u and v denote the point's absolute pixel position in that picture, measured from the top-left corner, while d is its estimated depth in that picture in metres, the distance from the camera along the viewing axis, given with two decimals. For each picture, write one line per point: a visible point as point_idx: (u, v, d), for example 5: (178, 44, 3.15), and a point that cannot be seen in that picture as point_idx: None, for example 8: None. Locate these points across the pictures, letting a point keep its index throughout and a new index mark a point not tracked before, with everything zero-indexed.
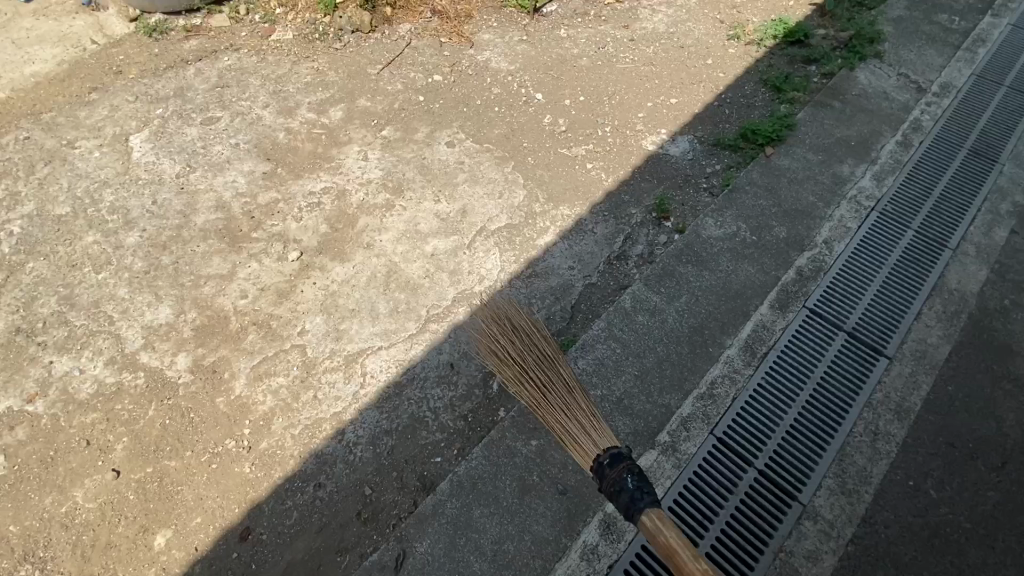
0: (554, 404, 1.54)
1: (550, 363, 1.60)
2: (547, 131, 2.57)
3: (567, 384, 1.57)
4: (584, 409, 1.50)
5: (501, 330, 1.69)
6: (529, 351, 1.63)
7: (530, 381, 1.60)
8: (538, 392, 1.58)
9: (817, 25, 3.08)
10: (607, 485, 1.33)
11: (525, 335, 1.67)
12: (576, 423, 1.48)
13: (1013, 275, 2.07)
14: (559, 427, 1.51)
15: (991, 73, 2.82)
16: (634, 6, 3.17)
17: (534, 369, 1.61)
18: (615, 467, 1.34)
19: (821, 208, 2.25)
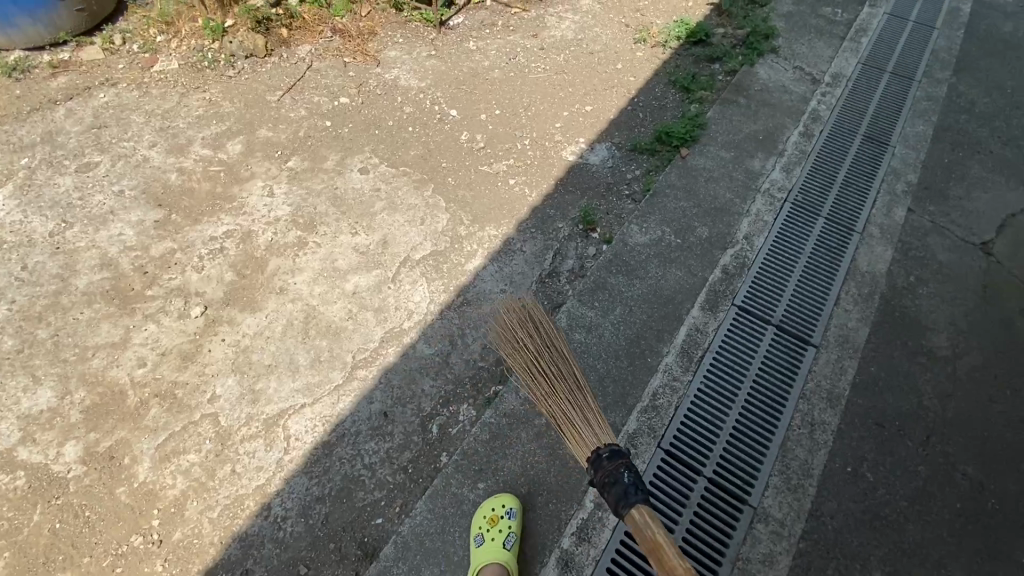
0: (561, 397, 1.55)
1: (565, 362, 1.63)
2: (465, 149, 2.49)
3: (577, 382, 1.59)
4: (590, 407, 1.52)
5: (521, 323, 1.72)
6: (547, 348, 1.66)
7: (542, 374, 1.62)
8: (546, 385, 1.60)
9: (716, 24, 3.18)
10: (603, 475, 1.32)
11: (545, 331, 1.69)
12: (580, 417, 1.49)
13: (914, 251, 2.21)
14: (562, 418, 1.52)
15: (874, 60, 3.01)
16: (540, 15, 3.15)
17: (548, 363, 1.63)
18: (613, 461, 1.34)
19: (738, 204, 2.32)
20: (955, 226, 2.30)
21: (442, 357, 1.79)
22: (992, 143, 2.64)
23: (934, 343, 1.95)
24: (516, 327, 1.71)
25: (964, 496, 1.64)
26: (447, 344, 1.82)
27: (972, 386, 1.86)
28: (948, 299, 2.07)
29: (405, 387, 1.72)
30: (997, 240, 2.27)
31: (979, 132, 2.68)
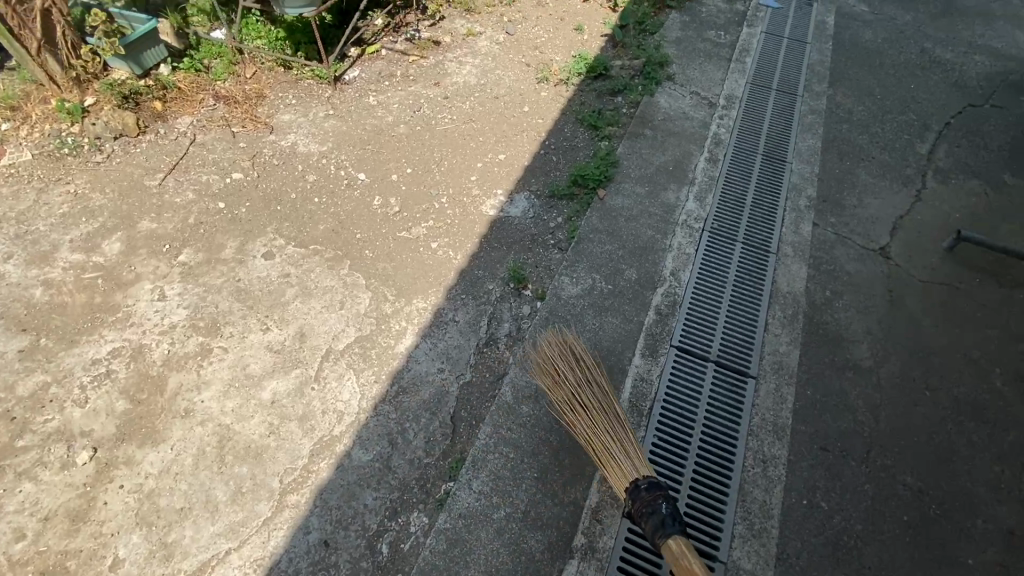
0: (601, 429, 1.60)
1: (604, 394, 1.69)
2: (379, 214, 2.34)
3: (616, 415, 1.64)
4: (630, 440, 1.58)
5: (561, 355, 1.76)
6: (587, 381, 1.70)
7: (581, 405, 1.66)
8: (584, 416, 1.64)
9: (612, 58, 3.28)
10: (642, 505, 1.42)
11: (584, 364, 1.74)
12: (620, 449, 1.56)
13: (825, 265, 2.33)
14: (600, 448, 1.58)
15: (760, 79, 3.20)
16: (440, 61, 3.09)
17: (588, 395, 1.67)
18: (651, 492, 1.44)
19: (660, 239, 2.37)
20: (856, 234, 2.46)
21: (383, 462, 1.64)
22: (873, 149, 2.86)
23: (857, 355, 2.06)
24: (557, 358, 1.74)
25: (909, 507, 1.72)
26: (386, 445, 1.67)
27: (897, 393, 1.97)
28: (862, 308, 2.19)
29: (345, 505, 1.56)
30: (893, 243, 2.45)
31: (860, 140, 2.90)
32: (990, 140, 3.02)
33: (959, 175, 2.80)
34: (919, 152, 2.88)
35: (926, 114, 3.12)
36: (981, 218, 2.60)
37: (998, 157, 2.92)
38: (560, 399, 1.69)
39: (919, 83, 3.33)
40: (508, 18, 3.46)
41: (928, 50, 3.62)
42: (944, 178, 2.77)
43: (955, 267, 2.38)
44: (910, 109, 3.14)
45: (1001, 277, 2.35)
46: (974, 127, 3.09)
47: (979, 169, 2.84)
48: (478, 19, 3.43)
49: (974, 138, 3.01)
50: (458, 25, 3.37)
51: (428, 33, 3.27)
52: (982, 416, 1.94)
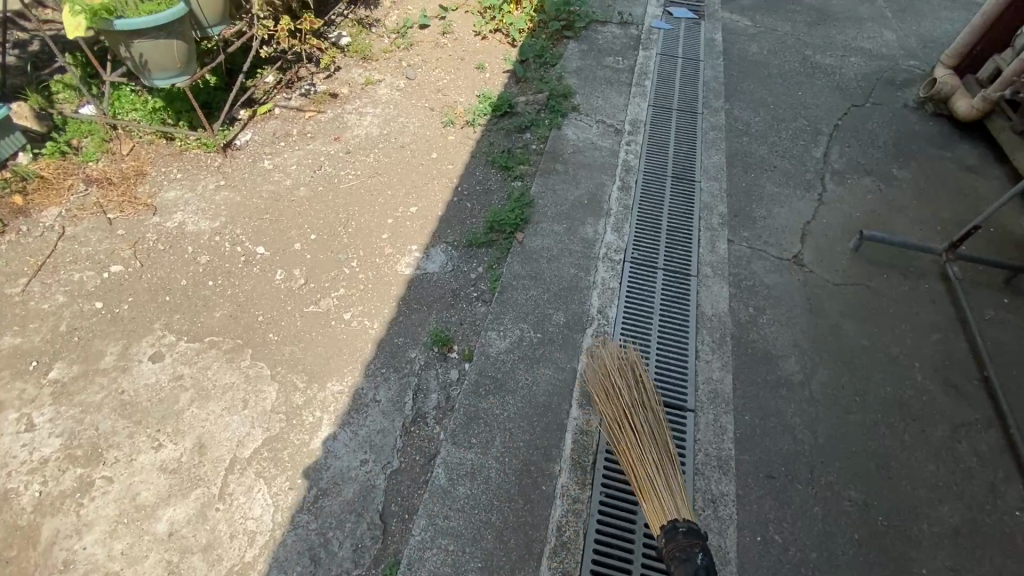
0: (647, 457, 1.60)
1: (656, 423, 1.69)
2: (284, 290, 2.16)
3: (664, 447, 1.64)
4: (675, 477, 1.57)
5: (620, 373, 1.78)
6: (644, 409, 1.70)
7: (630, 427, 1.67)
8: (632, 439, 1.64)
9: (517, 94, 3.27)
10: (676, 548, 1.37)
11: (641, 386, 1.76)
12: (663, 482, 1.55)
13: (744, 281, 2.37)
14: (642, 476, 1.57)
15: (661, 101, 3.29)
16: (339, 114, 2.95)
17: (639, 419, 1.68)
18: (688, 537, 1.38)
19: (583, 277, 2.33)
20: (769, 246, 2.53)
21: None
22: (773, 158, 2.98)
23: (788, 370, 2.07)
24: (617, 379, 1.76)
25: (858, 524, 1.71)
26: (308, 563, 1.50)
27: (830, 404, 1.99)
28: (785, 321, 2.23)
29: None
30: (805, 249, 2.52)
31: (761, 151, 3.01)
32: (876, 137, 3.21)
33: (854, 174, 2.94)
34: (815, 156, 3.02)
35: (816, 118, 3.29)
36: (879, 214, 2.73)
37: (885, 152, 3.11)
38: (612, 420, 1.70)
39: (806, 89, 3.53)
40: (406, 63, 3.39)
41: (809, 56, 3.85)
42: (841, 179, 2.91)
43: (864, 266, 2.47)
44: (801, 115, 3.30)
45: (906, 270, 2.46)
46: (859, 126, 3.29)
47: (871, 166, 3.01)
48: (376, 67, 3.33)
49: (862, 137, 3.20)
50: (355, 74, 3.26)
51: (325, 86, 3.13)
52: (909, 413, 1.99)
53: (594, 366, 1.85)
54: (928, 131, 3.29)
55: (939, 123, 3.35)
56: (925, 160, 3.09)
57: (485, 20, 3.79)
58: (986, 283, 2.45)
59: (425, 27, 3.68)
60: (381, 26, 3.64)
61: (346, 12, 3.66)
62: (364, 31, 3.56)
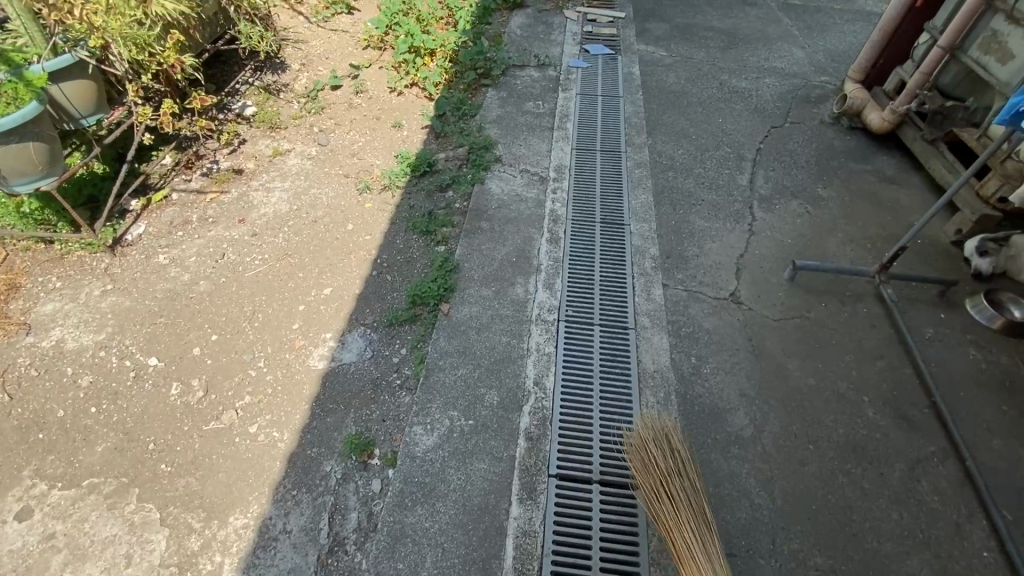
0: (686, 526, 1.58)
1: (695, 490, 1.67)
2: (180, 407, 1.92)
3: (703, 515, 1.62)
4: (715, 546, 1.55)
5: (655, 440, 1.77)
6: (679, 474, 1.69)
7: (668, 495, 1.65)
8: (670, 508, 1.63)
9: (437, 151, 3.15)
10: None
11: (678, 452, 1.74)
12: (703, 551, 1.54)
13: (683, 327, 2.27)
14: (681, 544, 1.56)
15: (584, 143, 3.26)
16: (244, 192, 2.76)
17: (677, 487, 1.66)
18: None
19: (516, 344, 2.16)
20: (705, 287, 2.44)
21: None
22: (700, 192, 2.94)
23: (737, 425, 1.95)
24: (651, 445, 1.76)
25: None
26: None
27: (784, 457, 1.87)
28: (729, 368, 2.12)
29: None
30: (741, 286, 2.45)
31: (687, 185, 2.98)
32: (798, 158, 3.23)
33: (781, 199, 2.93)
34: (741, 185, 3.00)
35: (739, 144, 3.30)
36: (810, 238, 2.71)
37: (808, 172, 3.12)
38: (649, 488, 1.69)
39: (726, 115, 3.55)
40: (317, 129, 3.23)
41: (725, 81, 3.90)
42: (769, 206, 2.89)
43: (801, 296, 2.41)
44: (724, 142, 3.30)
45: (842, 295, 2.42)
46: (781, 148, 3.30)
47: (796, 188, 3.00)
48: (285, 136, 3.16)
49: (784, 159, 3.21)
50: (262, 145, 3.08)
51: (229, 162, 2.94)
52: (866, 456, 1.89)
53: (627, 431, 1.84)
54: (847, 146, 3.34)
55: (855, 136, 3.41)
56: (848, 177, 3.11)
57: (399, 74, 3.68)
58: (922, 299, 2.43)
59: (337, 87, 3.54)
60: (290, 92, 3.49)
61: (251, 81, 3.49)
62: (271, 98, 3.40)
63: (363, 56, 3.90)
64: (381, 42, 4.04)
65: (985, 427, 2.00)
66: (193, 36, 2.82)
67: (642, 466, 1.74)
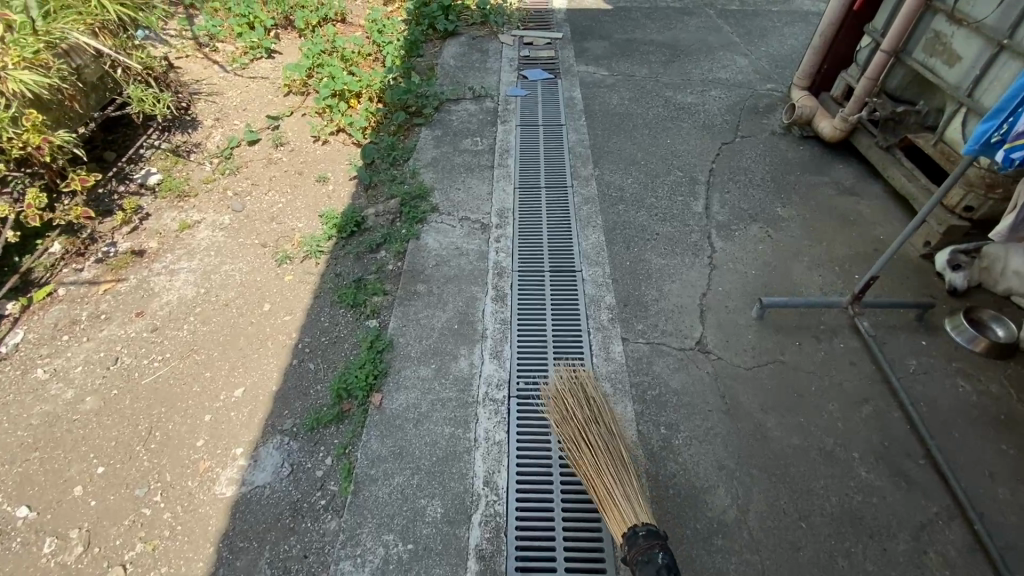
0: (604, 469, 1.62)
1: (612, 437, 1.72)
2: (54, 571, 1.58)
3: (621, 458, 1.67)
4: (633, 486, 1.59)
5: (573, 395, 1.83)
6: (596, 423, 1.75)
7: (587, 443, 1.70)
8: (589, 455, 1.67)
9: (366, 204, 2.86)
10: (637, 551, 1.39)
11: (594, 402, 1.81)
12: (620, 488, 1.58)
13: (648, 389, 2.02)
14: (601, 488, 1.59)
15: (527, 180, 3.03)
16: (144, 277, 2.42)
17: (595, 434, 1.71)
18: (648, 540, 1.42)
19: (462, 434, 1.86)
20: (669, 337, 2.21)
21: None
22: (654, 225, 2.73)
23: (718, 508, 1.70)
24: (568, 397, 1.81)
25: None
26: None
27: (774, 543, 1.63)
28: (703, 436, 1.88)
29: None
30: (707, 331, 2.23)
31: (639, 219, 2.76)
32: (753, 175, 3.06)
33: (741, 225, 2.73)
34: (696, 212, 2.80)
35: (690, 166, 3.10)
36: (774, 267, 2.51)
37: (765, 191, 2.94)
38: (568, 437, 1.74)
39: (674, 134, 3.36)
40: (232, 192, 2.92)
41: (670, 98, 3.73)
42: (729, 233, 2.68)
43: (773, 337, 2.20)
44: (674, 166, 3.10)
45: (816, 330, 2.22)
46: (735, 166, 3.12)
47: (755, 210, 2.81)
48: (193, 204, 2.83)
49: (739, 178, 3.03)
50: (166, 218, 2.74)
51: (128, 242, 2.59)
52: (865, 528, 1.67)
53: (547, 391, 1.89)
54: (801, 158, 3.18)
55: (809, 146, 3.26)
56: (806, 192, 2.94)
57: (323, 123, 3.39)
58: (899, 325, 2.24)
59: (255, 142, 3.22)
60: (201, 152, 3.16)
61: (158, 143, 3.16)
62: (180, 161, 3.08)
63: (284, 104, 3.61)
64: (303, 87, 3.75)
65: (987, 473, 1.80)
66: (71, 107, 2.52)
67: (562, 420, 1.79)
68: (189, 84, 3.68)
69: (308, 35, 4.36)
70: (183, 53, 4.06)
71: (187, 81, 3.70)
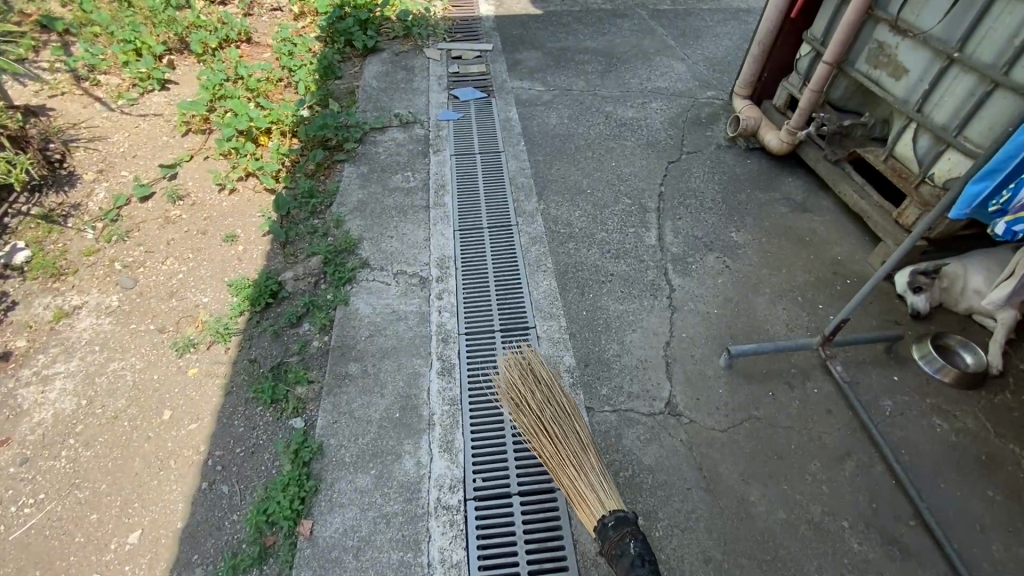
0: (567, 460, 1.66)
1: (569, 421, 1.76)
2: None
3: (581, 443, 1.71)
4: (597, 472, 1.63)
5: (525, 383, 1.86)
6: (552, 409, 1.78)
7: (547, 433, 1.74)
8: (551, 446, 1.71)
9: (284, 265, 2.48)
10: (610, 545, 1.45)
11: (547, 387, 1.84)
12: (584, 477, 1.62)
13: (620, 470, 1.80)
14: (568, 481, 1.63)
15: (467, 220, 2.74)
16: (9, 391, 1.97)
17: (552, 422, 1.75)
18: (618, 530, 1.46)
19: (412, 560, 1.60)
20: (636, 400, 2.00)
21: None
22: (608, 264, 2.51)
23: None
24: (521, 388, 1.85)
25: None
26: None
27: None
28: (684, 523, 1.69)
29: None
30: (676, 388, 2.03)
31: (591, 258, 2.54)
32: (704, 197, 2.90)
33: (698, 256, 2.56)
34: (650, 245, 2.61)
35: (639, 191, 2.91)
36: (737, 303, 2.35)
37: (719, 214, 2.79)
38: (529, 429, 1.78)
39: (619, 156, 3.17)
40: (121, 263, 2.47)
41: (611, 113, 3.53)
42: (686, 267, 2.50)
43: (745, 389, 2.03)
44: (623, 192, 2.90)
45: (788, 376, 2.08)
46: (684, 187, 2.96)
47: (710, 238, 2.65)
48: (72, 285, 2.36)
49: (690, 201, 2.87)
50: (35, 306, 2.27)
51: None
52: None
53: (502, 383, 1.92)
54: (750, 172, 3.06)
55: (756, 159, 3.14)
56: (759, 212, 2.81)
57: (228, 169, 2.95)
58: (870, 361, 2.14)
59: (148, 197, 2.77)
60: (81, 215, 2.68)
61: (25, 209, 2.66)
62: (54, 229, 2.58)
63: (182, 146, 3.11)
64: (204, 124, 3.23)
65: (977, 528, 1.71)
66: None
67: (521, 411, 1.83)
68: (64, 129, 3.14)
69: (208, 59, 3.84)
70: (57, 90, 3.48)
71: (60, 125, 3.15)
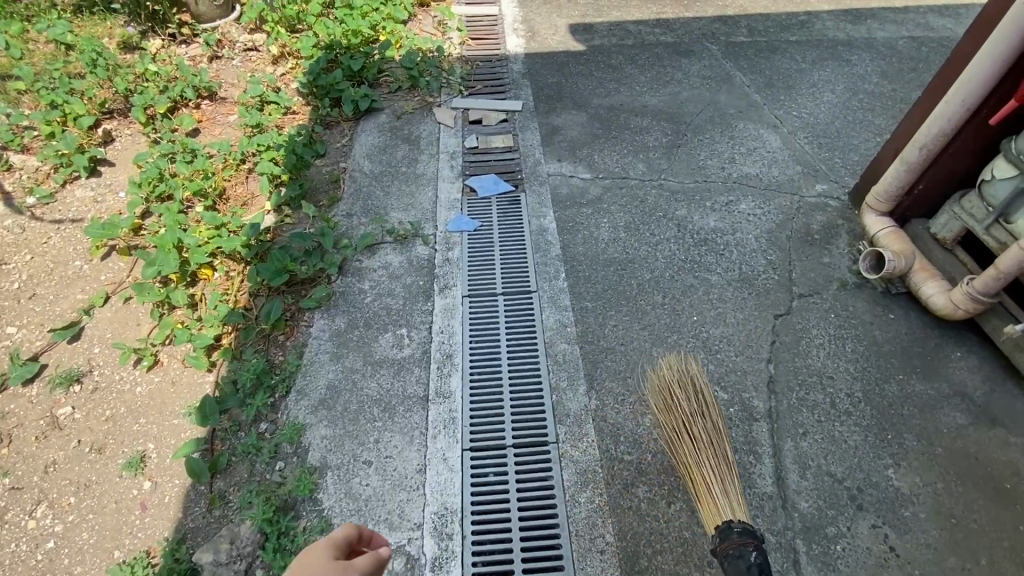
0: (705, 462, 1.61)
1: (716, 431, 1.69)
2: None
3: (724, 456, 1.64)
4: (734, 488, 1.57)
5: (681, 385, 1.79)
6: (701, 416, 1.71)
7: (688, 433, 1.68)
8: (688, 444, 1.66)
9: (205, 526, 1.64)
10: (729, 544, 1.39)
11: (703, 397, 1.76)
12: (721, 486, 1.57)
13: None
14: (701, 479, 1.59)
15: (483, 431, 1.86)
16: None
17: (699, 425, 1.69)
18: (742, 537, 1.40)
19: None
20: None
21: None
22: (701, 539, 1.62)
23: None
24: (675, 387, 1.78)
25: None
26: None
27: None
28: None
29: None
30: None
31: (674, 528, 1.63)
32: (835, 390, 1.95)
33: (841, 524, 1.64)
34: (765, 496, 1.69)
35: (736, 377, 1.98)
36: None
37: (862, 430, 1.85)
38: (670, 423, 1.72)
39: (701, 301, 2.23)
40: None
41: (685, 219, 2.57)
42: (826, 552, 1.59)
43: None
44: (712, 378, 1.98)
45: None
46: (803, 368, 2.01)
47: (855, 482, 1.73)
48: None
49: (814, 399, 1.92)
50: None
51: None
52: None
53: (651, 378, 1.86)
54: (897, 341, 2.09)
55: (903, 314, 2.17)
56: (923, 424, 1.86)
57: (150, 328, 2.11)
58: None
59: (32, 377, 1.96)
60: None
61: None
62: None
63: (98, 279, 2.29)
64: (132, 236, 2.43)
65: None
66: None
67: (665, 407, 1.76)
68: None
69: (154, 129, 2.98)
70: None
71: None
